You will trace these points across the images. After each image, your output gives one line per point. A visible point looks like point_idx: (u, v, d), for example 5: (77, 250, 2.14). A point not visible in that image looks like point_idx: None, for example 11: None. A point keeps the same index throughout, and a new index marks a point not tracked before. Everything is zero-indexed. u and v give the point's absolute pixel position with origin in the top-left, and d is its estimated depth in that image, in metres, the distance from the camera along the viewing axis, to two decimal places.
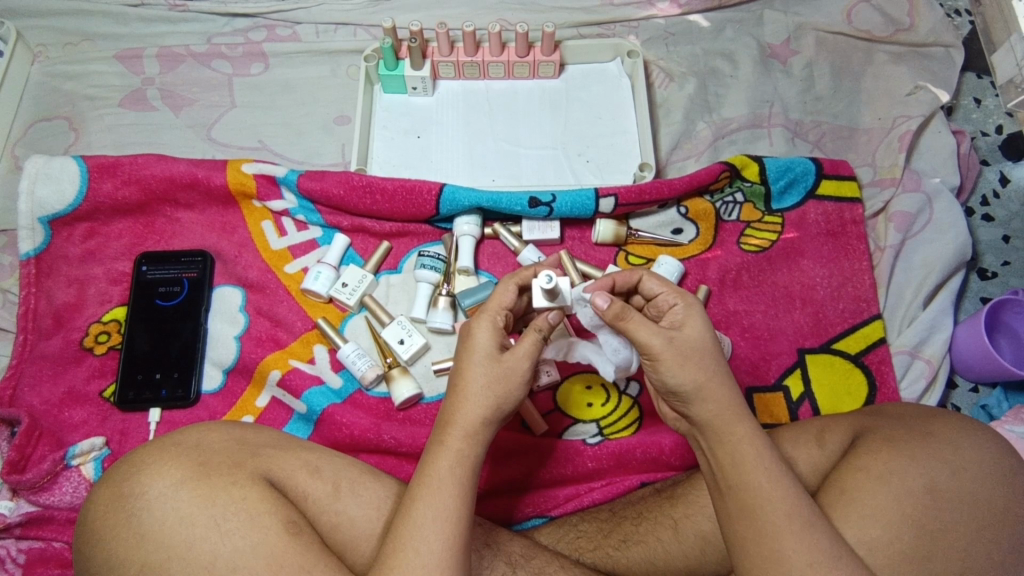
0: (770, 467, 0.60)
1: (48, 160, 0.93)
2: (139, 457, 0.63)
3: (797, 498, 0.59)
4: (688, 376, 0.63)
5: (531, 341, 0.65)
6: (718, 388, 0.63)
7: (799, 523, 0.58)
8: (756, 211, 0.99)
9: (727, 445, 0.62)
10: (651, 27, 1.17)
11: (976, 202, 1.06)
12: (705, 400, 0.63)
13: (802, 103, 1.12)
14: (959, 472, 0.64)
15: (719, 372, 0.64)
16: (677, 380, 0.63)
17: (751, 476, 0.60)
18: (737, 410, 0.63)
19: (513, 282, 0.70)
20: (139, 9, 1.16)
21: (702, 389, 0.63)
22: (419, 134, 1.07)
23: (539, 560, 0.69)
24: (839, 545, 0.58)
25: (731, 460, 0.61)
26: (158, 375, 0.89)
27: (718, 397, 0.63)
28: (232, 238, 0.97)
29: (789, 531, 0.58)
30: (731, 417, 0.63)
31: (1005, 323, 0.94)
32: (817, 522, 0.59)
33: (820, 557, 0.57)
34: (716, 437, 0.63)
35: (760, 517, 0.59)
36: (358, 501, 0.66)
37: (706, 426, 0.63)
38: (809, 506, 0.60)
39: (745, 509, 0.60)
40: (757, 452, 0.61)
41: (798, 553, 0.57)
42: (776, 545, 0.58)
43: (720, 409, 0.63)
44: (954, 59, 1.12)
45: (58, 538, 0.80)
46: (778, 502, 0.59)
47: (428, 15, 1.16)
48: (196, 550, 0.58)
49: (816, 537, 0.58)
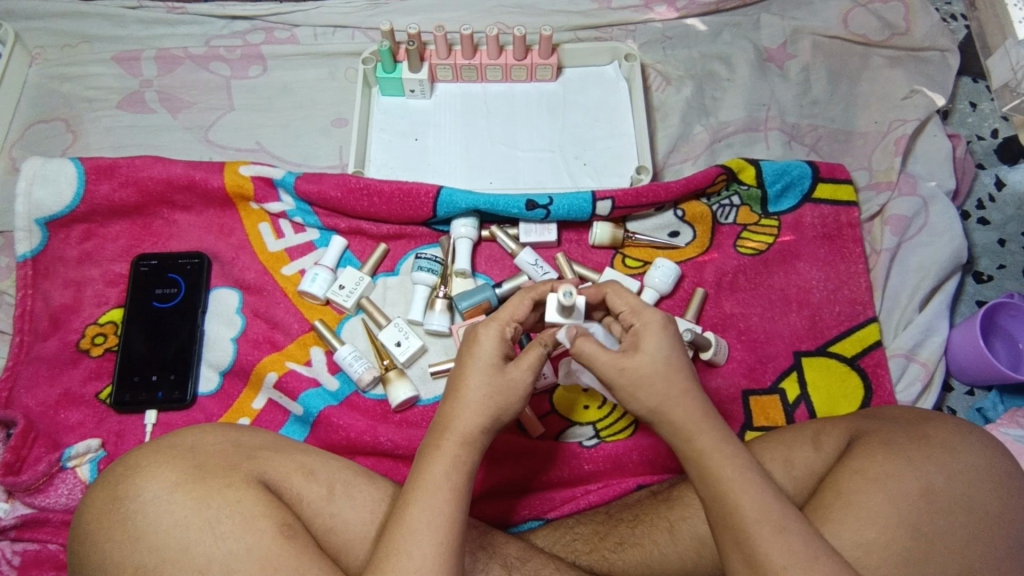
0: (735, 475, 0.60)
1: (46, 161, 0.93)
2: (134, 459, 0.63)
3: (767, 503, 0.59)
4: (641, 402, 0.64)
5: (535, 355, 0.66)
6: (677, 407, 0.63)
7: (769, 527, 0.58)
8: (753, 214, 0.99)
9: (693, 455, 0.62)
10: (649, 30, 1.17)
11: (972, 205, 1.07)
12: (664, 419, 0.64)
13: (799, 106, 1.12)
14: (953, 474, 0.64)
15: (675, 391, 0.63)
16: (633, 406, 0.65)
17: (717, 484, 0.61)
18: (698, 422, 0.63)
19: (529, 295, 0.69)
20: (138, 11, 1.16)
21: (657, 411, 0.64)
22: (417, 136, 1.07)
23: (535, 563, 0.69)
24: (817, 545, 0.58)
25: (698, 471, 0.62)
26: (154, 376, 0.89)
27: (677, 415, 0.63)
28: (229, 240, 0.97)
29: (763, 537, 0.58)
30: (692, 430, 0.63)
31: (1000, 326, 0.95)
32: (790, 523, 0.59)
33: (795, 559, 0.57)
34: (682, 450, 0.63)
35: (731, 523, 0.59)
36: (352, 504, 0.66)
37: (672, 442, 0.64)
38: (784, 508, 0.60)
39: (719, 516, 0.60)
40: (724, 460, 0.61)
41: (770, 556, 0.57)
42: (749, 549, 0.58)
43: (678, 426, 0.63)
44: (950, 63, 1.13)
45: (53, 540, 0.80)
46: (745, 508, 0.59)
47: (426, 18, 1.16)
48: (191, 553, 0.57)
49: (789, 540, 0.58)
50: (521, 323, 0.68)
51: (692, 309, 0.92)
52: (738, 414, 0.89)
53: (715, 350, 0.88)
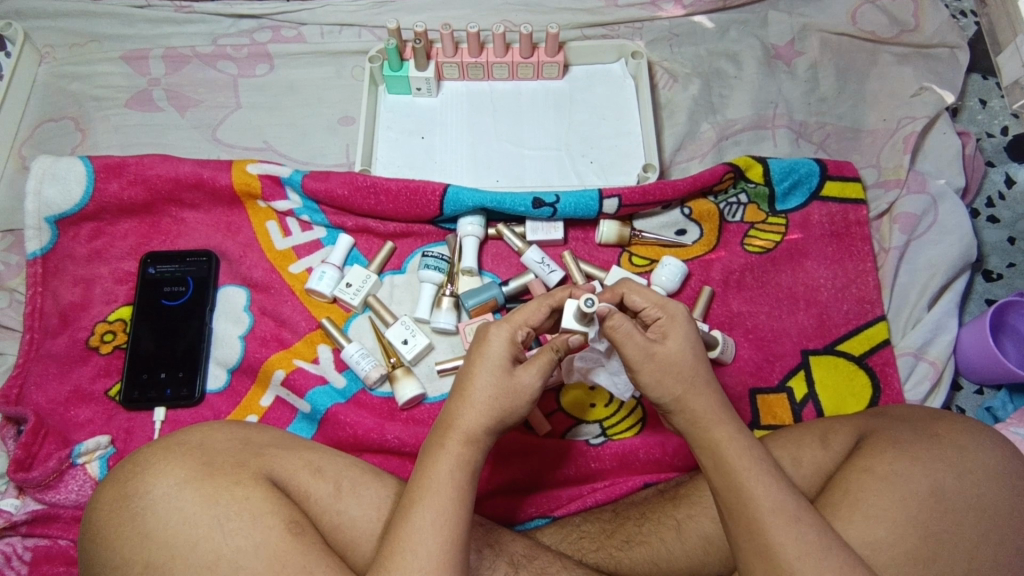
0: (750, 465, 0.61)
1: (55, 160, 0.93)
2: (144, 456, 0.63)
3: (781, 494, 0.59)
4: (666, 389, 0.64)
5: (544, 359, 0.65)
6: (698, 397, 0.64)
7: (784, 518, 0.58)
8: (761, 212, 0.98)
9: (708, 446, 0.63)
10: (655, 27, 1.17)
11: (981, 203, 1.06)
12: (685, 408, 0.64)
13: (806, 104, 1.12)
14: (964, 474, 0.64)
15: (699, 381, 0.64)
16: (657, 393, 0.64)
17: (732, 474, 0.61)
18: (717, 414, 0.63)
19: (547, 302, 0.67)
20: (146, 10, 1.16)
21: (681, 400, 0.64)
22: (423, 135, 1.07)
23: (541, 560, 0.69)
24: (829, 536, 0.58)
25: (714, 462, 0.62)
26: (163, 374, 0.89)
27: (697, 405, 0.64)
28: (237, 238, 0.97)
29: (778, 527, 0.58)
30: (711, 421, 0.63)
31: (1010, 325, 0.94)
32: (804, 515, 0.59)
33: (809, 550, 0.57)
34: (697, 440, 0.64)
35: (745, 513, 0.59)
36: (359, 501, 0.66)
37: (689, 432, 0.65)
38: (796, 501, 0.60)
39: (732, 506, 0.60)
40: (738, 451, 0.62)
41: (785, 546, 0.57)
42: (763, 540, 0.58)
43: (698, 415, 0.64)
44: (960, 59, 1.12)
45: (64, 536, 0.81)
46: (760, 498, 0.59)
47: (432, 17, 1.16)
48: (198, 550, 0.58)
49: (803, 530, 0.58)
50: (533, 328, 0.68)
51: (700, 307, 0.92)
52: (745, 412, 0.89)
53: (721, 349, 0.88)
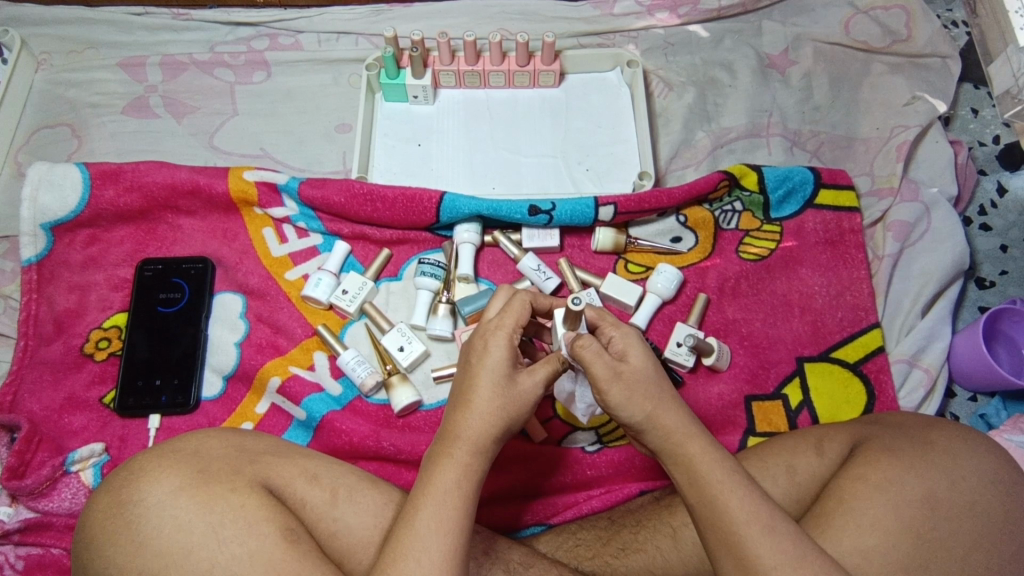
0: (723, 478, 0.61)
1: (51, 166, 0.93)
2: (138, 463, 0.63)
3: (755, 504, 0.60)
4: (637, 407, 0.63)
5: (550, 368, 0.66)
6: (667, 411, 0.64)
7: (758, 527, 0.58)
8: (755, 220, 0.99)
9: (681, 460, 0.63)
10: (651, 36, 1.18)
11: (974, 211, 1.07)
12: (656, 426, 0.63)
13: (801, 113, 1.13)
14: (956, 481, 0.64)
15: (665, 396, 0.64)
16: (628, 412, 0.63)
17: (706, 488, 0.61)
18: (686, 428, 0.63)
19: (529, 299, 0.68)
20: (144, 17, 1.17)
21: (652, 417, 0.63)
22: (420, 142, 1.08)
23: (538, 568, 0.70)
24: (804, 544, 0.58)
25: (687, 478, 0.62)
26: (158, 381, 0.89)
27: (668, 421, 0.63)
28: (233, 245, 0.97)
29: (754, 539, 0.58)
30: (682, 436, 0.63)
31: (1003, 332, 0.95)
32: (778, 524, 0.59)
33: (785, 559, 0.57)
34: (671, 455, 0.63)
35: (720, 524, 0.60)
36: (355, 508, 0.66)
37: (663, 450, 0.64)
38: (771, 511, 0.60)
39: (709, 520, 0.60)
40: (713, 465, 0.62)
41: (761, 557, 0.57)
42: (739, 551, 0.58)
43: (670, 431, 0.63)
44: (952, 69, 1.13)
45: (56, 544, 0.80)
46: (733, 511, 0.59)
47: (429, 24, 1.17)
48: (194, 557, 0.58)
49: (778, 539, 0.58)
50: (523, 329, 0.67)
51: (694, 314, 0.92)
52: (740, 420, 0.89)
53: (716, 356, 0.88)
